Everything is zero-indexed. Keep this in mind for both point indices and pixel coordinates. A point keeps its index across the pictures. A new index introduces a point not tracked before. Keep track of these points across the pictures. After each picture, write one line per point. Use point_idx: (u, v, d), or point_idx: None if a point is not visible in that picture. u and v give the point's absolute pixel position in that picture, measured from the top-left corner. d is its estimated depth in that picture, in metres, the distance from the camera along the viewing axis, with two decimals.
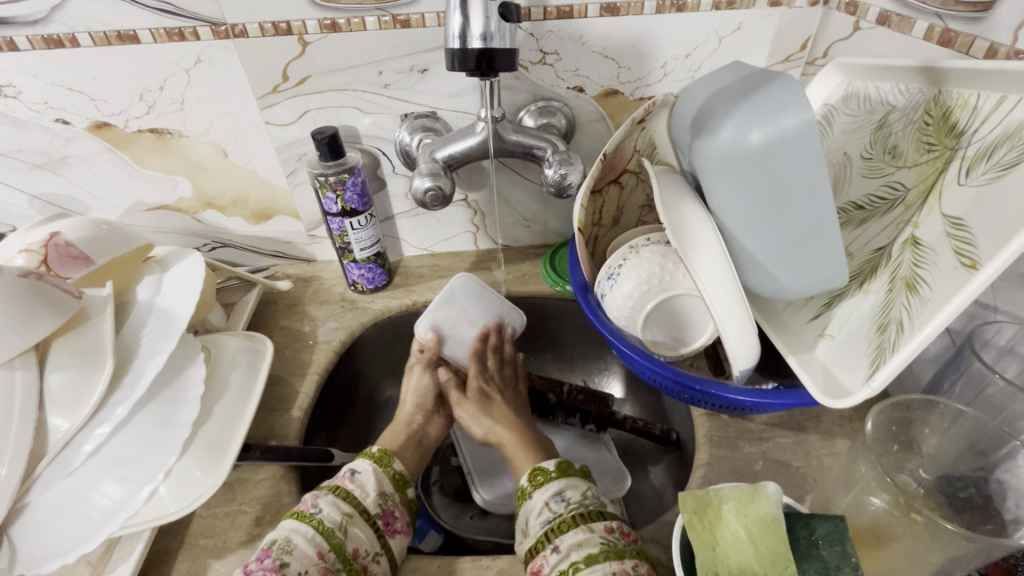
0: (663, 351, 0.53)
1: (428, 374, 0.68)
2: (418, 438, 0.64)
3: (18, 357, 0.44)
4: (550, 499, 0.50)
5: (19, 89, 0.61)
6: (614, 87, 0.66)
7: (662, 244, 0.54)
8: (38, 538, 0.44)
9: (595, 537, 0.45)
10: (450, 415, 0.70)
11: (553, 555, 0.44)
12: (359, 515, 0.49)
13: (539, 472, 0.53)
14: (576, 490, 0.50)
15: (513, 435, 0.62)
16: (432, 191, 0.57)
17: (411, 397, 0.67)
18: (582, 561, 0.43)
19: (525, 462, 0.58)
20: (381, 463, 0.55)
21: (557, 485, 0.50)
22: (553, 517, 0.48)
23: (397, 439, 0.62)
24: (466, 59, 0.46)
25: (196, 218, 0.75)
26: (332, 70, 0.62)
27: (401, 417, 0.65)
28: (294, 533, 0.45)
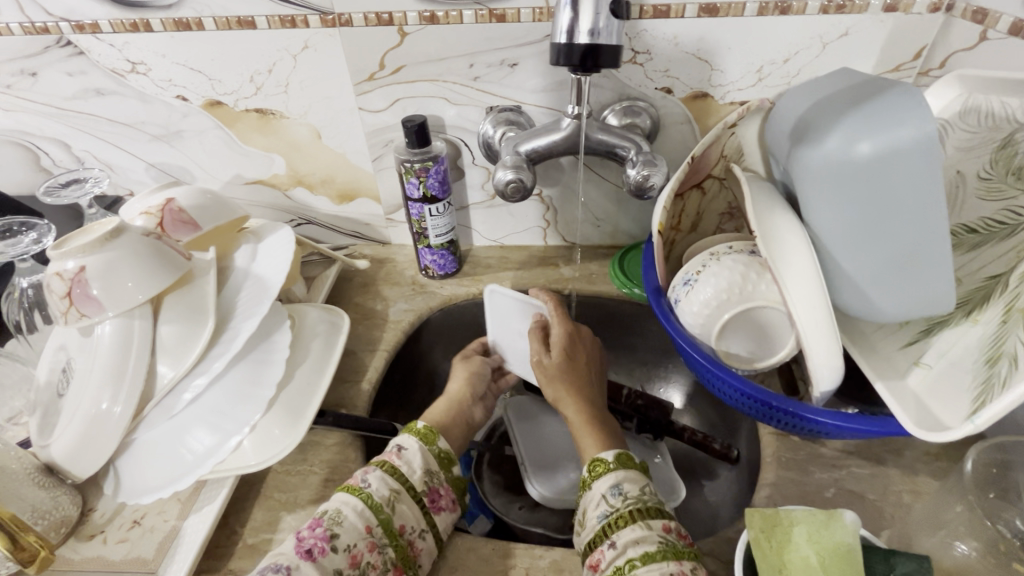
0: (737, 364, 0.51)
1: (475, 360, 0.69)
2: (464, 417, 0.63)
3: (137, 308, 0.49)
4: (608, 491, 0.49)
5: (149, 67, 0.68)
6: (704, 90, 0.64)
7: (746, 253, 0.52)
8: (143, 472, 0.49)
9: (652, 535, 0.44)
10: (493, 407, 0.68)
11: (611, 551, 0.44)
12: (406, 492, 0.49)
13: (598, 461, 0.52)
14: (634, 484, 0.49)
15: (581, 417, 0.58)
16: (514, 183, 0.58)
17: (467, 370, 0.68)
18: (638, 560, 0.43)
19: (589, 447, 0.55)
20: (426, 441, 0.54)
21: (615, 477, 0.49)
22: (610, 511, 0.47)
23: (442, 416, 0.61)
24: (571, 55, 0.46)
25: (286, 194, 0.79)
26: (426, 60, 0.64)
27: (449, 395, 0.64)
28: (343, 506, 0.47)
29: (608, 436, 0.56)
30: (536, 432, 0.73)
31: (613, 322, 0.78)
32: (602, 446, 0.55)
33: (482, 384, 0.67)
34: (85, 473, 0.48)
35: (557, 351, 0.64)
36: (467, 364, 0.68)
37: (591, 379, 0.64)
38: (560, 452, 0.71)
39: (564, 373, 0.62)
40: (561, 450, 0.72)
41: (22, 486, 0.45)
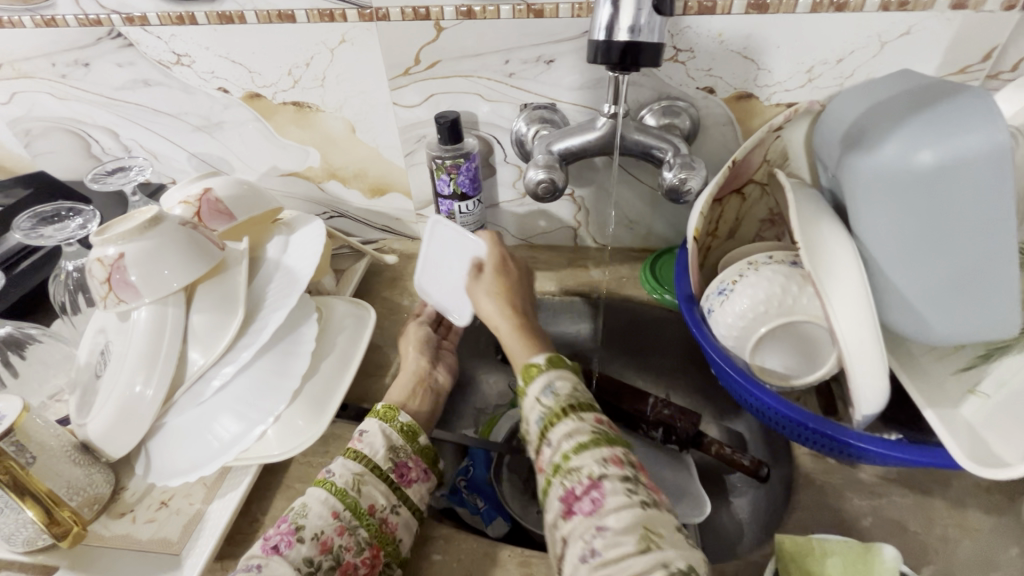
0: (771, 380, 0.49)
1: (422, 330, 0.67)
2: (428, 385, 0.61)
3: (171, 295, 0.50)
4: (540, 392, 0.48)
5: (193, 59, 0.69)
6: (748, 90, 0.62)
7: (787, 264, 0.50)
8: (171, 455, 0.50)
9: (583, 426, 0.45)
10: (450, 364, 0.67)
11: (549, 449, 0.45)
12: (370, 473, 0.48)
13: (530, 367, 0.51)
14: (566, 381, 0.49)
15: (511, 328, 0.57)
16: (545, 183, 0.57)
17: (415, 344, 0.65)
18: (572, 451, 0.44)
19: (521, 354, 0.54)
20: (384, 419, 0.52)
21: (547, 378, 0.49)
22: (544, 411, 0.47)
23: (404, 391, 0.59)
24: (610, 53, 0.45)
25: (320, 186, 0.80)
26: (462, 56, 0.64)
27: (408, 371, 0.62)
28: (308, 499, 0.45)
29: (538, 341, 0.55)
30: None
31: (642, 327, 0.76)
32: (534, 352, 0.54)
33: (433, 349, 0.66)
34: (118, 452, 0.50)
35: (488, 273, 0.62)
36: (416, 337, 0.66)
37: (528, 300, 0.62)
38: None
39: (493, 289, 0.60)
40: None
41: (60, 463, 0.46)
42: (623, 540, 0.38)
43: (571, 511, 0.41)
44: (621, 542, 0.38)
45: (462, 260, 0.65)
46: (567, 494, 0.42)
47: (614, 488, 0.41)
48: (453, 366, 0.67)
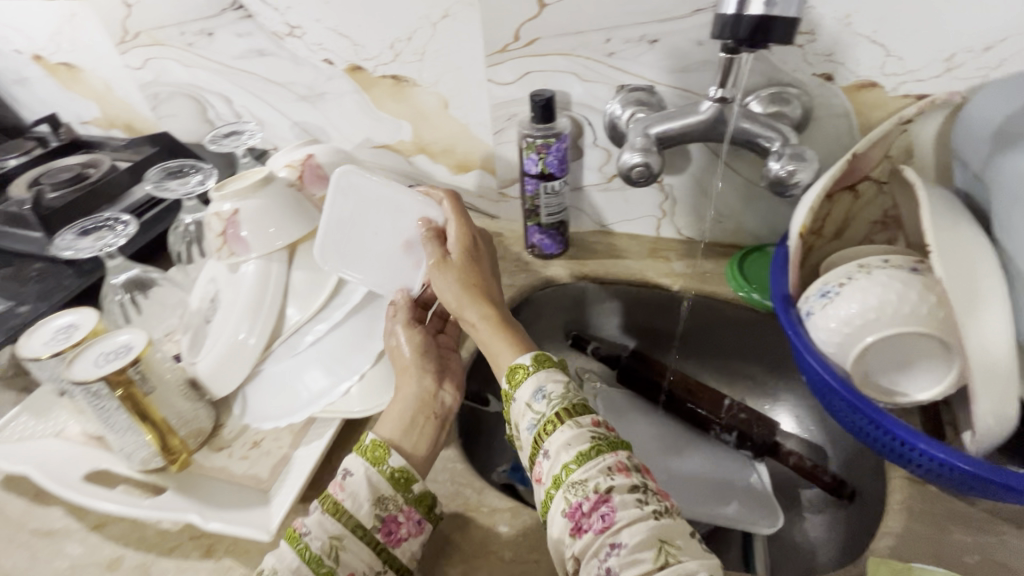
0: (874, 394, 0.46)
1: (416, 331, 0.54)
2: (432, 409, 0.51)
3: (275, 252, 0.54)
4: (532, 398, 0.45)
5: (304, 31, 0.73)
6: (872, 79, 0.56)
7: (905, 270, 0.45)
8: (266, 398, 0.55)
9: (583, 433, 0.42)
10: (455, 371, 0.56)
11: (547, 461, 0.42)
12: (351, 535, 0.42)
13: (516, 368, 0.47)
14: (557, 383, 0.45)
15: (490, 326, 0.51)
16: (640, 167, 0.56)
17: (411, 353, 0.53)
18: (573, 462, 0.40)
19: (504, 355, 0.49)
20: (375, 461, 0.45)
21: (537, 381, 0.45)
22: (537, 418, 0.44)
23: (400, 423, 0.49)
24: (738, 28, 0.42)
25: (408, 160, 0.82)
26: (562, 33, 0.63)
27: (405, 397, 0.51)
28: (281, 561, 0.41)
29: (520, 335, 0.50)
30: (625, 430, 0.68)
31: (723, 326, 0.73)
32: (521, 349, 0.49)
33: (434, 357, 0.54)
34: (222, 391, 0.54)
35: (455, 252, 0.53)
36: (411, 343, 0.53)
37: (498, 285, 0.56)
38: (646, 454, 0.66)
39: (463, 275, 0.52)
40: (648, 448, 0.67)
41: (172, 395, 0.51)
42: (640, 557, 0.35)
43: (579, 528, 0.38)
44: (637, 560, 0.35)
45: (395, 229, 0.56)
46: (571, 510, 0.39)
47: (624, 501, 0.38)
48: (460, 371, 0.56)
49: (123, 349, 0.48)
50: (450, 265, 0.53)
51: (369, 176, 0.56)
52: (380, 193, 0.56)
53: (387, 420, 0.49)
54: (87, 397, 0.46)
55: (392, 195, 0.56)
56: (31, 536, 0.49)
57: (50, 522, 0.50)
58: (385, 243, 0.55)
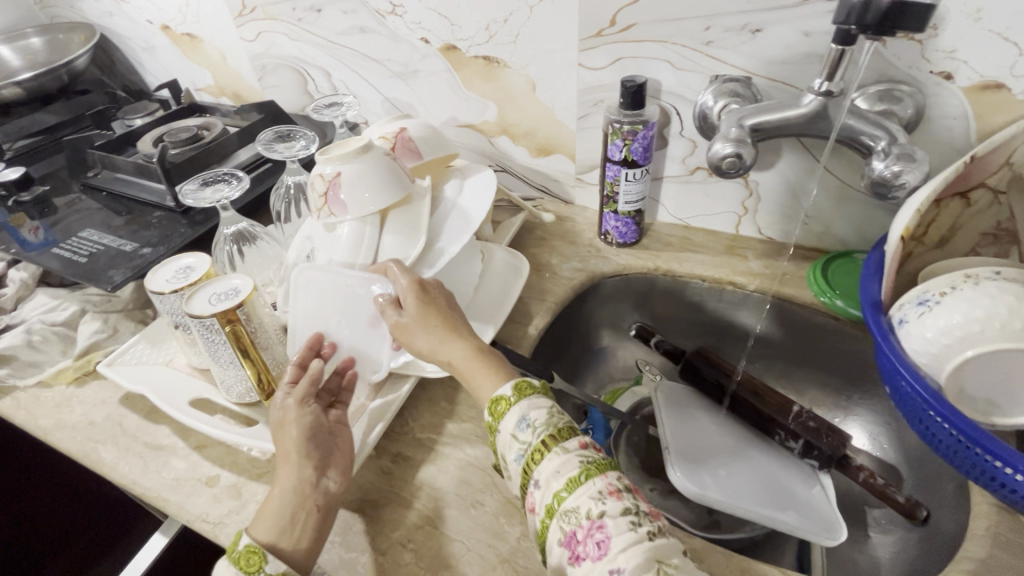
0: (968, 411, 0.44)
1: (307, 405, 0.50)
2: (314, 502, 0.45)
3: (369, 216, 0.57)
4: (516, 428, 0.46)
5: (406, 10, 0.76)
6: (999, 79, 0.52)
7: (1020, 284, 0.43)
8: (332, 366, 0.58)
9: (570, 459, 0.43)
10: (345, 449, 0.50)
11: (538, 491, 0.43)
12: None
13: (497, 400, 0.48)
14: (540, 410, 0.46)
15: (471, 359, 0.51)
16: (731, 158, 0.55)
17: (298, 433, 0.48)
18: (564, 491, 0.41)
19: (486, 385, 0.50)
20: (248, 570, 0.40)
21: (519, 411, 0.46)
22: (524, 448, 0.45)
23: (279, 522, 0.43)
24: (866, 15, 0.41)
25: (490, 140, 0.84)
26: (660, 19, 0.62)
27: (281, 490, 0.45)
28: None
29: (497, 364, 0.51)
30: (687, 423, 0.68)
31: (797, 331, 0.70)
32: (502, 375, 0.51)
33: (321, 441, 0.49)
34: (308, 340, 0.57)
35: (410, 308, 0.53)
36: (301, 423, 0.48)
37: (465, 319, 0.56)
38: (705, 450, 0.65)
39: (431, 326, 0.53)
40: (706, 448, 0.65)
41: (269, 338, 0.56)
42: None
43: (576, 556, 0.39)
44: None
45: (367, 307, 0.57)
46: (566, 538, 0.40)
47: (618, 525, 0.39)
48: (349, 448, 0.50)
49: (233, 291, 0.53)
50: (410, 317, 0.53)
51: (322, 269, 0.57)
52: (331, 276, 0.57)
53: (262, 519, 0.44)
54: (202, 330, 0.51)
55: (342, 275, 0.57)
56: (143, 448, 0.56)
57: (159, 439, 0.57)
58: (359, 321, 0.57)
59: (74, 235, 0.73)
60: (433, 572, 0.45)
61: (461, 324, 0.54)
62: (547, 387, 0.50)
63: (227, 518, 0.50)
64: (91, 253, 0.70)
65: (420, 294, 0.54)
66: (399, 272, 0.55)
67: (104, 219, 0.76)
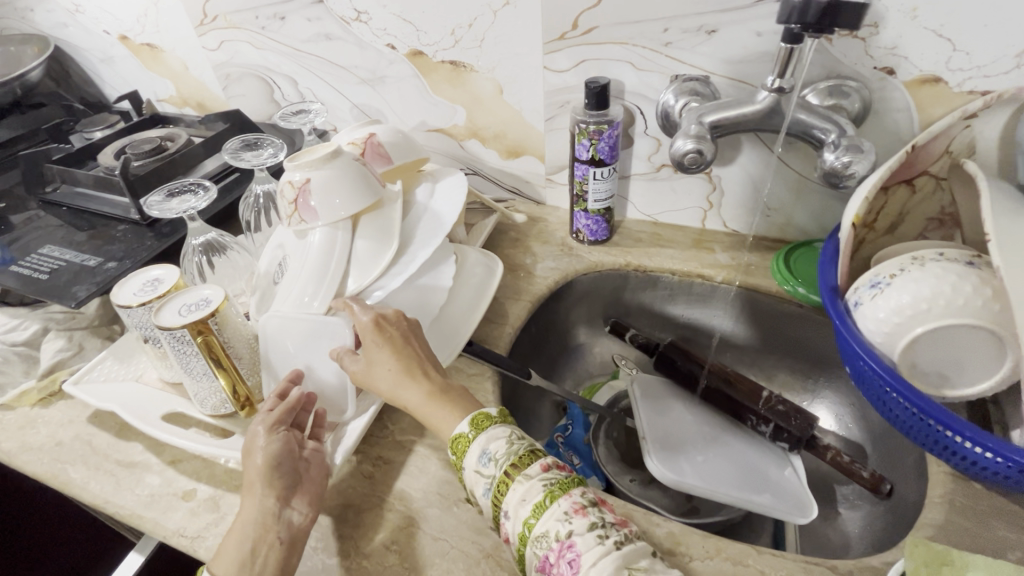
0: (922, 385, 0.47)
1: (277, 432, 0.49)
2: (276, 534, 0.44)
3: (341, 221, 0.57)
4: (478, 463, 0.46)
5: (370, 16, 0.77)
6: (936, 74, 0.56)
7: (961, 264, 0.45)
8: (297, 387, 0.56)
9: (534, 484, 0.44)
10: (315, 475, 0.49)
11: (509, 522, 0.43)
12: None
13: (458, 439, 0.48)
14: (499, 442, 0.47)
15: (427, 403, 0.51)
16: (692, 154, 0.57)
17: (262, 462, 0.47)
18: (532, 517, 0.42)
19: (447, 425, 0.50)
20: None
21: (479, 445, 0.47)
22: (490, 481, 0.45)
23: (238, 558, 0.43)
24: (805, 14, 0.43)
25: (460, 144, 0.85)
26: (620, 22, 0.64)
27: (244, 523, 0.44)
28: None
29: (456, 403, 0.51)
30: (663, 414, 0.69)
31: (763, 319, 0.73)
32: (462, 412, 0.50)
33: (287, 468, 0.47)
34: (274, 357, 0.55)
35: (366, 351, 0.52)
36: (265, 451, 0.47)
37: (428, 354, 0.55)
38: (685, 437, 0.67)
39: (387, 370, 0.52)
40: (684, 436, 0.67)
41: (243, 348, 0.55)
42: None
43: None
44: None
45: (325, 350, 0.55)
46: (541, 563, 0.41)
47: (586, 541, 0.40)
48: (320, 473, 0.49)
49: (203, 302, 0.52)
50: (366, 361, 0.52)
51: (281, 315, 0.54)
52: (292, 321, 0.54)
53: (226, 554, 0.44)
54: (172, 342, 0.50)
55: (302, 319, 0.54)
56: (115, 466, 0.55)
57: (131, 455, 0.56)
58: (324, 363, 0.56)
59: (33, 252, 0.71)
60: (419, 571, 0.45)
61: (420, 360, 0.53)
62: (505, 413, 0.51)
63: (206, 532, 0.49)
64: (52, 270, 0.68)
65: (376, 333, 0.52)
66: (354, 312, 0.54)
67: (64, 235, 0.74)
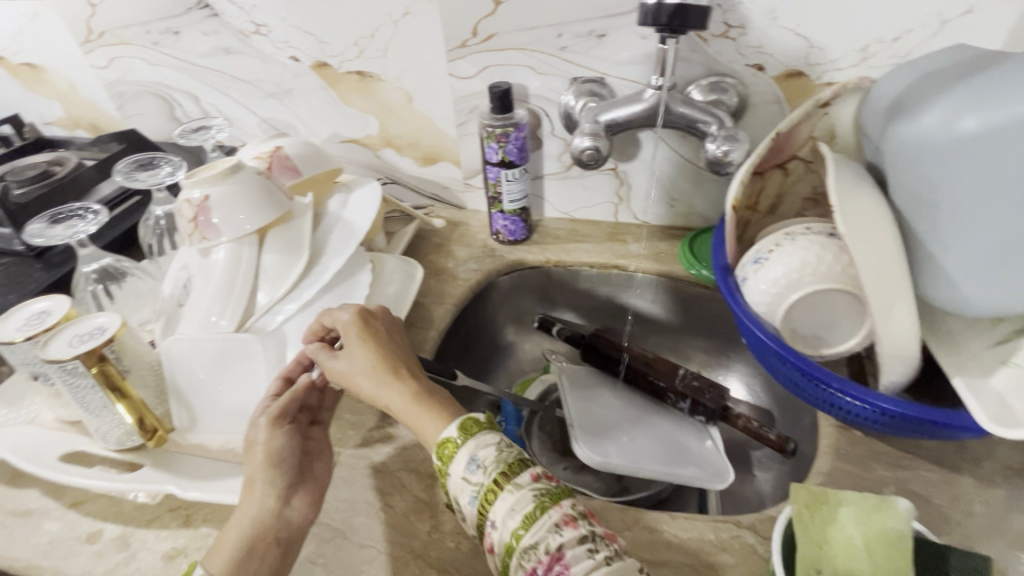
0: (802, 347, 0.51)
1: (280, 427, 0.50)
2: (274, 531, 0.45)
3: (246, 237, 0.56)
4: (466, 470, 0.43)
5: (270, 29, 0.75)
6: (799, 68, 0.62)
7: (824, 235, 0.51)
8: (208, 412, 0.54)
9: (525, 494, 0.41)
10: (319, 475, 0.50)
11: (495, 531, 0.41)
12: None
13: (444, 442, 0.45)
14: (490, 448, 0.44)
15: (414, 407, 0.47)
16: (590, 151, 0.60)
17: (263, 460, 0.47)
18: (521, 528, 0.40)
19: (431, 430, 0.46)
20: None
21: (468, 451, 0.44)
22: (478, 489, 0.42)
23: (235, 555, 0.43)
24: (659, 16, 0.47)
25: (376, 154, 0.85)
26: (517, 29, 0.67)
27: (245, 518, 0.45)
28: None
29: (440, 405, 0.48)
30: (590, 402, 0.72)
31: (676, 303, 0.78)
32: (447, 415, 0.47)
33: (290, 466, 0.48)
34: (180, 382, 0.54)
35: (348, 345, 0.50)
36: (267, 447, 0.48)
37: (408, 352, 0.52)
38: (613, 422, 0.70)
39: (368, 365, 0.49)
40: (612, 421, 0.70)
41: (147, 376, 0.53)
42: None
43: None
44: None
45: (236, 370, 0.54)
46: None
47: (577, 555, 0.38)
48: (325, 473, 0.50)
49: (97, 330, 0.49)
50: (346, 358, 0.50)
51: (185, 338, 0.53)
52: (196, 342, 0.53)
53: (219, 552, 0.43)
54: (63, 376, 0.47)
55: (208, 340, 0.53)
56: (8, 516, 0.51)
57: (27, 503, 0.52)
58: (236, 382, 0.54)
59: None
60: None
61: (401, 358, 0.51)
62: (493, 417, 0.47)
63: (115, 572, 0.46)
64: None
65: (359, 326, 0.51)
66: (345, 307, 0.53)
67: None
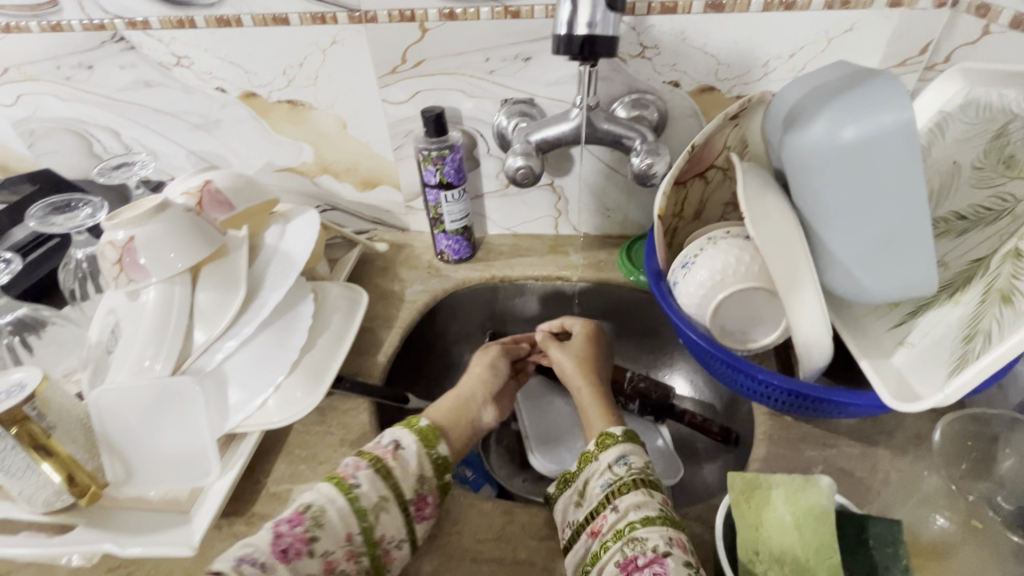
0: (731, 342, 0.55)
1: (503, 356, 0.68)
2: (471, 415, 0.58)
3: (177, 275, 0.54)
4: (613, 461, 0.49)
5: (192, 60, 0.74)
6: (710, 84, 0.67)
7: (741, 238, 0.55)
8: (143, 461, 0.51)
9: (652, 500, 0.45)
10: (504, 412, 0.64)
11: (613, 515, 0.45)
12: (393, 498, 0.47)
13: (605, 434, 0.52)
14: (640, 456, 0.49)
15: (591, 393, 0.61)
16: (523, 170, 0.62)
17: (482, 368, 0.65)
18: (638, 521, 0.44)
19: (596, 423, 0.57)
20: (427, 443, 0.52)
21: (622, 448, 0.50)
22: (615, 478, 0.48)
23: (449, 414, 0.57)
24: (571, 44, 0.50)
25: (313, 181, 0.84)
26: (446, 54, 0.69)
27: (462, 393, 0.61)
28: (330, 503, 0.45)
29: (614, 412, 0.59)
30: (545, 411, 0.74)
31: (619, 308, 0.81)
32: (611, 422, 0.57)
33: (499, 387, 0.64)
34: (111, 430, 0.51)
35: (576, 336, 0.68)
36: (484, 359, 0.66)
37: (603, 371, 0.66)
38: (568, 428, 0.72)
39: (575, 357, 0.65)
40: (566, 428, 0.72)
41: (75, 430, 0.50)
42: None
43: None
44: None
45: (173, 416, 0.52)
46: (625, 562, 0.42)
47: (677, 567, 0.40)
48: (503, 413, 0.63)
49: (16, 387, 0.47)
50: (570, 351, 0.66)
51: (115, 387, 0.50)
52: (126, 391, 0.50)
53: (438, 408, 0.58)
54: None
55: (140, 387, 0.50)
56: None
57: None
58: (174, 428, 0.52)
59: None
60: None
61: (602, 368, 0.66)
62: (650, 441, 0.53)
63: None
64: None
65: (592, 336, 0.68)
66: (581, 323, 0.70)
67: None
